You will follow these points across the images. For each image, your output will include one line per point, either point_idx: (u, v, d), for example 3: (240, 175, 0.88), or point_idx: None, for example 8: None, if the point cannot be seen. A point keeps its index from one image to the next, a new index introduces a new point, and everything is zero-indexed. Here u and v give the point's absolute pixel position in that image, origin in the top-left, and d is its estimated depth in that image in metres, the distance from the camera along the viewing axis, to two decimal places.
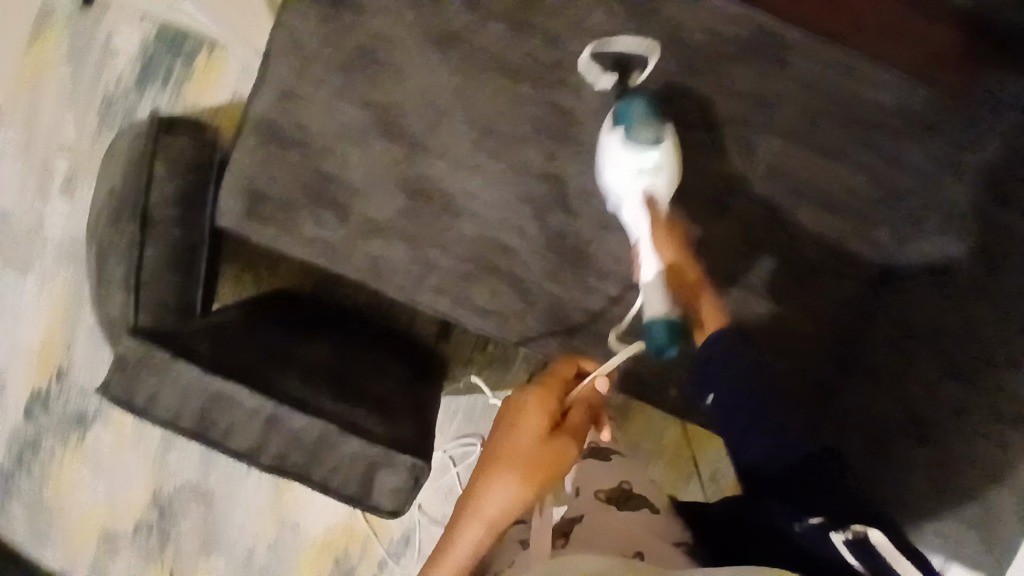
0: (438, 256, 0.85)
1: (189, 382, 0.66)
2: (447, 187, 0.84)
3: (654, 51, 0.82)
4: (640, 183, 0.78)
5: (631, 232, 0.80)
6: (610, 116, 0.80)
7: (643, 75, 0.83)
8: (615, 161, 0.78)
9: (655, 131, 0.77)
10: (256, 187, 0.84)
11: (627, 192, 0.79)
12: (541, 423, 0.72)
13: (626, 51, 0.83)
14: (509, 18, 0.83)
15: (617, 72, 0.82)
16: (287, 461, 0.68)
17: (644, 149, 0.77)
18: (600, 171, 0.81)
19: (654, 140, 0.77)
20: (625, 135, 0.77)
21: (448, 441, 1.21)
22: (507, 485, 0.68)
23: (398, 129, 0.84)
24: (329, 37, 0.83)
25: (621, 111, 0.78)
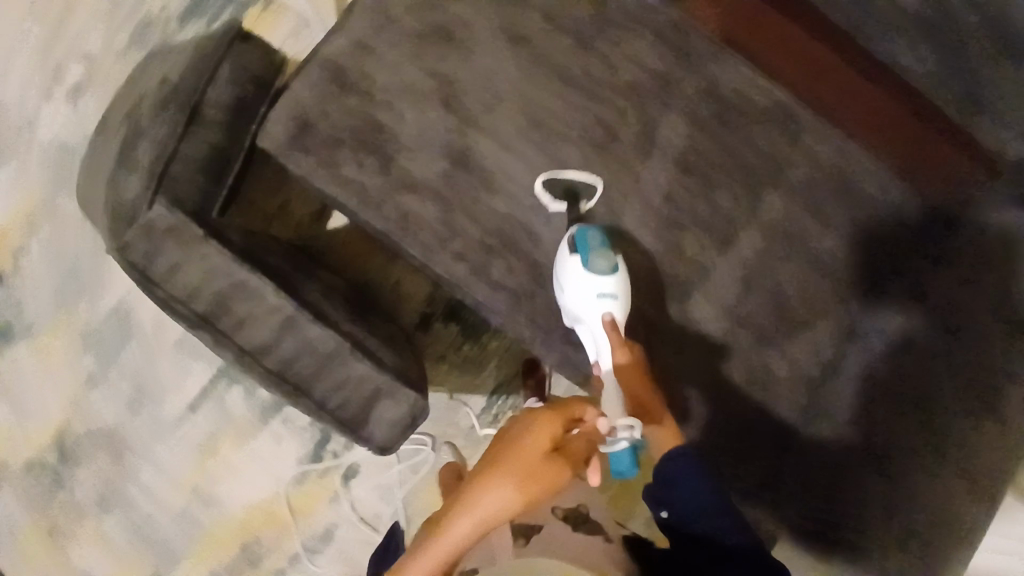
0: (466, 226, 0.87)
1: (216, 264, 0.64)
2: (489, 165, 0.89)
3: (598, 181, 0.90)
4: (600, 307, 0.82)
5: (590, 353, 0.84)
6: (567, 239, 0.85)
7: (591, 204, 0.90)
8: (576, 286, 0.82)
9: (609, 259, 0.83)
10: (307, 118, 0.86)
11: (588, 315, 0.82)
12: (548, 444, 0.69)
13: (578, 183, 0.90)
14: (576, 36, 0.92)
15: (567, 200, 0.90)
16: (294, 368, 0.66)
17: (601, 276, 0.82)
18: (562, 296, 0.85)
19: (610, 267, 0.83)
20: (584, 264, 0.82)
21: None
22: (499, 491, 0.65)
23: (456, 102, 0.89)
24: (413, 8, 0.89)
25: (580, 239, 0.84)
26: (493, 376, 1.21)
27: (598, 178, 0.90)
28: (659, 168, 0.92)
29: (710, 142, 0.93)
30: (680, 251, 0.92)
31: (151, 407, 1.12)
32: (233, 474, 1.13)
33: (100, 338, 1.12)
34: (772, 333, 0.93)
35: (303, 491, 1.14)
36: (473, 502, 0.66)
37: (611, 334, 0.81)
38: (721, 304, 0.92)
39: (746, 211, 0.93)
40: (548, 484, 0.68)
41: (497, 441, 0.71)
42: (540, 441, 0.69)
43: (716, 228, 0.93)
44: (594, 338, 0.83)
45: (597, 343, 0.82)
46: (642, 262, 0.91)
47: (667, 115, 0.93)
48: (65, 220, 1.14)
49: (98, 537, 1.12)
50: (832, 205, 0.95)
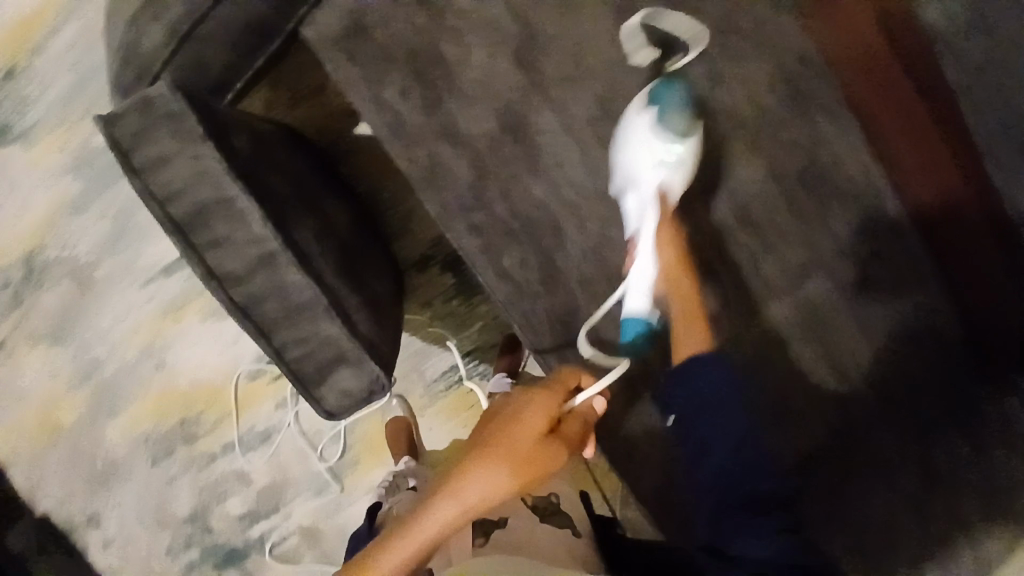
0: (494, 199, 0.79)
1: (205, 171, 0.56)
2: (542, 143, 0.79)
3: (703, 37, 0.77)
4: (659, 174, 0.74)
5: (628, 227, 0.77)
6: (644, 93, 0.75)
7: (682, 62, 0.78)
8: (641, 143, 0.74)
9: (685, 122, 0.74)
10: (364, 21, 0.75)
11: (643, 181, 0.75)
12: (541, 423, 0.65)
13: (672, 31, 0.78)
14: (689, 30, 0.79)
15: (659, 48, 0.78)
16: (259, 308, 0.60)
17: (671, 139, 0.73)
18: (620, 153, 0.76)
19: (683, 131, 0.74)
20: (655, 122, 0.73)
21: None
22: (489, 475, 0.61)
23: (531, 59, 0.78)
24: None
25: (658, 93, 0.74)
26: (471, 339, 1.16)
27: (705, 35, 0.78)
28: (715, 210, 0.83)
29: None
30: None
31: (128, 253, 1.08)
32: (190, 344, 1.11)
33: (92, 163, 1.05)
34: None
35: (252, 386, 1.13)
36: (460, 482, 0.62)
37: (665, 207, 0.75)
38: None
39: None
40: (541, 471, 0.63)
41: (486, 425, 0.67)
42: (532, 426, 0.65)
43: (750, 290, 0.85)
44: (640, 212, 0.76)
45: (643, 215, 0.75)
46: None
47: None
48: (91, 24, 1.04)
49: (44, 364, 1.10)
50: None
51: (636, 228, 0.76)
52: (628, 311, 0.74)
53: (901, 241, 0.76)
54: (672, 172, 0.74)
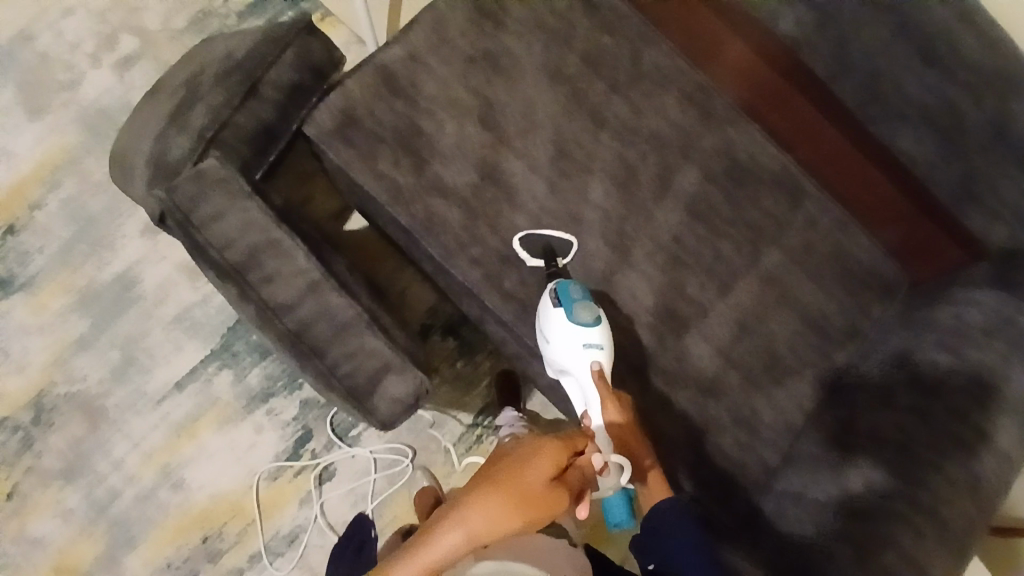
0: (486, 234, 0.92)
1: (254, 220, 0.67)
2: (517, 184, 0.94)
3: (571, 236, 0.94)
4: (587, 360, 0.85)
5: (579, 402, 0.88)
6: (549, 293, 0.88)
7: (568, 258, 0.93)
8: (562, 338, 0.85)
9: (592, 312, 0.86)
10: (353, 114, 0.91)
11: (575, 367, 0.86)
12: (551, 471, 0.72)
13: (553, 238, 0.94)
14: (610, 82, 1.00)
15: (545, 254, 0.92)
16: (310, 331, 0.67)
17: (586, 329, 0.85)
18: (551, 353, 0.87)
19: (594, 318, 0.86)
20: (567, 314, 0.85)
21: (384, 443, 1.17)
22: (499, 513, 0.68)
23: (493, 122, 0.95)
24: (468, 32, 0.97)
25: (562, 290, 0.87)
26: (480, 396, 1.22)
27: (572, 238, 0.94)
28: (671, 212, 0.98)
29: (720, 193, 1.00)
30: (684, 289, 0.96)
31: (138, 378, 1.11)
32: (204, 458, 1.11)
33: (100, 300, 1.13)
34: (762, 379, 0.95)
35: (274, 487, 1.12)
36: (472, 512, 0.68)
37: (600, 386, 0.85)
38: (718, 347, 0.95)
39: (748, 262, 0.98)
40: (545, 513, 0.70)
41: (500, 461, 0.73)
42: (541, 471, 0.71)
43: (720, 272, 0.97)
44: (581, 391, 0.87)
45: (586, 395, 0.86)
46: (647, 294, 0.95)
47: (683, 163, 1.00)
48: (92, 180, 1.17)
49: (55, 510, 1.06)
50: (832, 270, 1.00)
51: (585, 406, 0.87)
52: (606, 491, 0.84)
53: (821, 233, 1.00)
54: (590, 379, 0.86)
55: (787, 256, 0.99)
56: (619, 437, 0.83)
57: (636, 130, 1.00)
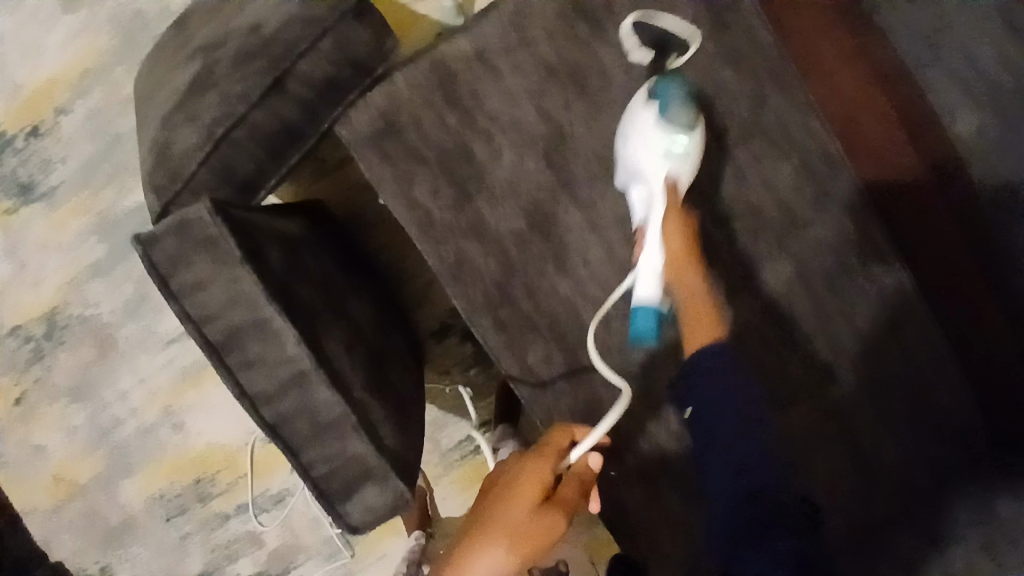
0: (520, 295, 0.79)
1: (241, 293, 0.57)
2: (569, 242, 0.79)
3: (696, 38, 0.78)
4: (665, 165, 0.73)
5: (636, 217, 0.77)
6: (644, 91, 0.76)
7: (681, 59, 0.79)
8: (643, 135, 0.74)
9: (689, 116, 0.74)
10: (395, 121, 0.76)
11: (649, 171, 0.74)
12: (531, 497, 0.70)
13: (668, 31, 0.79)
14: (717, 133, 0.80)
15: (655, 48, 0.78)
16: (289, 426, 0.60)
17: (675, 134, 0.73)
18: (624, 151, 0.76)
19: (688, 124, 0.74)
20: (661, 109, 0.74)
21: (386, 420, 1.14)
22: (491, 555, 0.68)
23: (560, 159, 0.78)
24: (554, 37, 0.78)
25: (659, 89, 0.74)
26: (488, 409, 1.16)
27: (697, 29, 0.79)
28: None
29: None
30: None
31: (148, 316, 1.08)
32: (205, 407, 1.10)
33: (118, 228, 1.07)
34: None
35: (265, 450, 1.11)
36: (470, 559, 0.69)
37: (671, 198, 0.74)
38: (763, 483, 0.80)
39: None
40: (538, 542, 0.69)
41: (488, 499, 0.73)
42: (526, 499, 0.70)
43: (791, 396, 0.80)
44: (646, 200, 0.75)
45: (650, 207, 0.74)
46: None
47: None
48: (122, 93, 1.06)
49: (61, 424, 1.10)
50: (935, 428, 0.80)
51: (643, 216, 0.75)
52: (639, 300, 0.73)
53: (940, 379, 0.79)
54: (657, 182, 0.74)
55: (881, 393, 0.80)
56: (677, 253, 0.72)
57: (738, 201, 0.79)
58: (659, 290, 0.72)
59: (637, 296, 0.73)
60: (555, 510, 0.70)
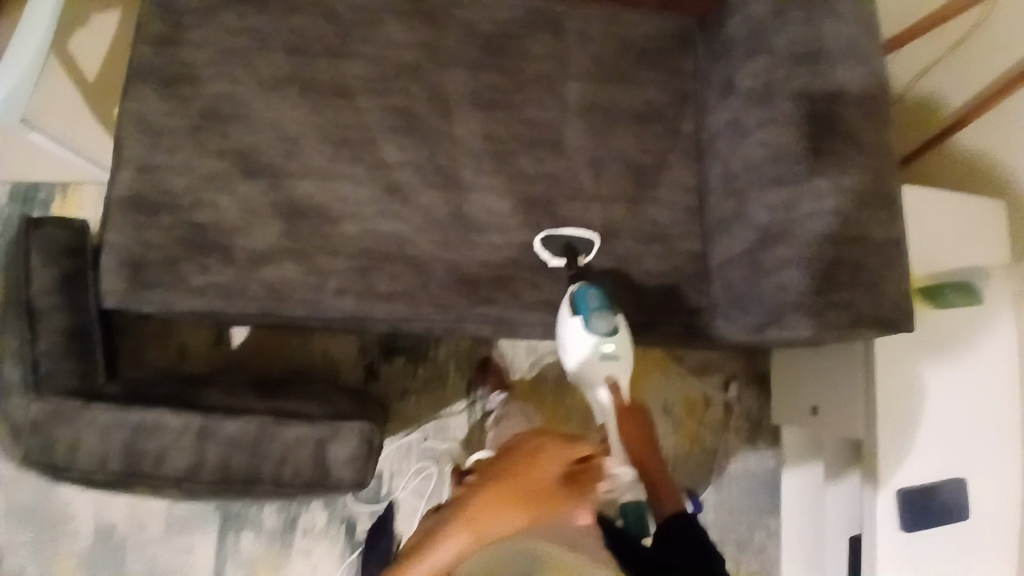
0: (330, 262, 0.89)
1: (107, 423, 0.65)
2: (320, 201, 0.91)
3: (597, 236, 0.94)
4: (603, 369, 0.82)
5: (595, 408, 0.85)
6: (569, 301, 0.86)
7: (587, 257, 0.94)
8: (576, 344, 0.83)
9: (610, 321, 0.83)
10: (136, 257, 0.86)
11: (589, 375, 0.83)
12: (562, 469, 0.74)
13: (573, 233, 0.94)
14: (329, 53, 0.96)
15: (564, 250, 0.93)
16: (232, 467, 0.67)
17: (601, 341, 0.82)
18: (563, 353, 0.85)
19: (613, 327, 0.83)
20: (586, 322, 0.83)
21: (388, 445, 1.18)
22: (509, 521, 0.66)
23: (258, 167, 0.91)
24: (174, 112, 0.92)
25: (580, 298, 0.84)
26: (458, 378, 1.21)
27: (592, 236, 0.94)
28: (466, 118, 0.97)
29: (491, 71, 0.99)
30: (524, 173, 0.96)
31: None
32: None
33: (96, 566, 1.08)
34: (635, 179, 0.98)
35: None
36: (477, 526, 0.66)
37: (610, 395, 0.84)
38: (597, 201, 0.97)
39: (557, 108, 0.99)
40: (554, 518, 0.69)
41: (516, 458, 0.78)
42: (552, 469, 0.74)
43: (544, 136, 0.98)
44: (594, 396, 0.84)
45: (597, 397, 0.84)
46: (499, 203, 0.94)
47: (444, 72, 0.98)
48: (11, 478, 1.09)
49: None
50: (634, 69, 1.01)
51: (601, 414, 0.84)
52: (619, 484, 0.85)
53: (599, 36, 1.01)
54: (580, 369, 0.83)
55: (587, 77, 1.00)
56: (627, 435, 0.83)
57: (384, 75, 0.96)
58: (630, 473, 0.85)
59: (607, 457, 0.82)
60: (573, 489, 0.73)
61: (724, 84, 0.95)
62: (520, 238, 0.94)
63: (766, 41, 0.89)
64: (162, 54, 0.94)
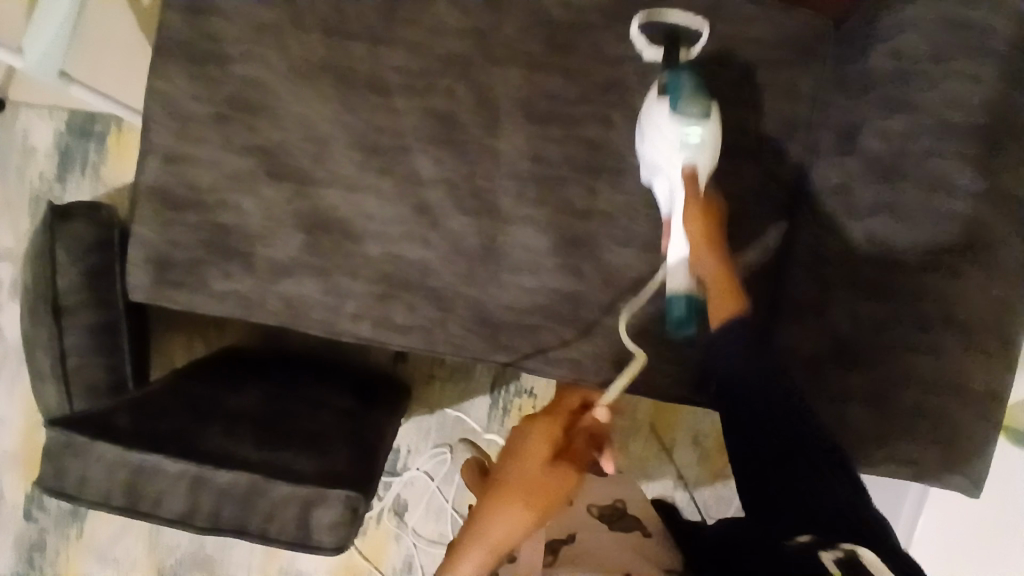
0: (348, 283, 0.84)
1: (113, 459, 0.67)
2: (343, 213, 0.84)
3: (706, 25, 0.78)
4: (681, 156, 0.73)
5: (664, 207, 0.76)
6: (656, 86, 0.76)
7: (694, 48, 0.78)
8: (657, 129, 0.74)
9: (701, 107, 0.73)
10: (160, 254, 0.85)
11: (667, 164, 0.74)
12: (546, 452, 0.75)
13: (680, 24, 0.79)
14: (370, 35, 0.83)
15: (666, 42, 0.79)
16: (222, 516, 0.69)
17: (686, 123, 0.72)
18: (643, 148, 0.76)
19: (699, 114, 0.73)
20: (673, 105, 0.73)
21: (409, 425, 1.20)
22: (511, 513, 0.71)
23: (283, 169, 0.83)
24: (199, 93, 0.83)
25: (671, 82, 0.74)
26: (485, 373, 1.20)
27: (706, 24, 0.78)
28: (515, 131, 0.83)
29: (554, 73, 0.83)
30: (572, 206, 0.83)
31: None
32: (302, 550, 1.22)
33: None
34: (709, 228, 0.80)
35: (368, 539, 1.20)
36: (485, 527, 0.71)
37: (687, 187, 0.73)
38: (650, 248, 0.83)
39: (626, 129, 0.83)
40: (559, 493, 0.73)
41: (502, 460, 0.77)
42: (538, 455, 0.75)
43: (603, 161, 0.83)
44: (669, 193, 0.75)
45: (672, 193, 0.74)
46: (538, 239, 0.83)
47: (499, 70, 0.83)
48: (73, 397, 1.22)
49: None
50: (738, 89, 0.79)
51: (669, 211, 0.75)
52: (672, 287, 0.73)
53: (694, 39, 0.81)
54: (653, 150, 0.74)
55: None
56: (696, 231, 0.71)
57: (429, 68, 0.83)
58: (688, 276, 0.72)
59: (670, 285, 0.73)
60: (569, 464, 0.75)
61: (844, 130, 0.76)
62: (555, 283, 0.83)
63: (909, 95, 0.71)
64: (189, 22, 0.83)
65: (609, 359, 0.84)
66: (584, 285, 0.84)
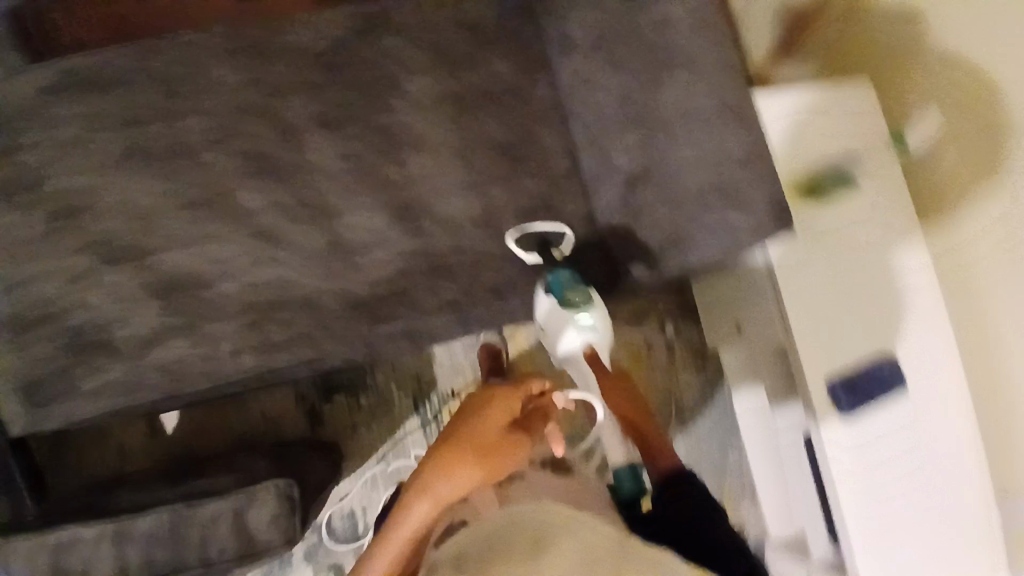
0: (217, 326, 0.87)
1: (28, 548, 0.65)
2: (192, 267, 0.89)
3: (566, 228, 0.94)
4: (581, 341, 0.84)
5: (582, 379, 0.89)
6: (541, 286, 0.89)
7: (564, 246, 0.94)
8: (553, 320, 0.86)
9: (580, 297, 0.85)
10: (22, 378, 0.84)
11: (573, 352, 0.86)
12: (504, 416, 0.71)
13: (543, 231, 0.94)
14: (161, 115, 0.92)
15: (541, 249, 0.94)
16: (156, 560, 0.67)
17: (574, 316, 0.84)
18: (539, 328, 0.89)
19: (585, 304, 0.85)
20: (557, 295, 0.86)
21: (353, 482, 1.15)
22: (463, 473, 0.66)
23: (122, 252, 0.88)
24: (17, 220, 0.88)
25: (551, 282, 0.87)
26: (404, 396, 1.18)
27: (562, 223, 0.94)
28: (319, 143, 0.94)
29: (333, 87, 0.95)
30: (391, 181, 0.94)
31: None
32: None
33: None
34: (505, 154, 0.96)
35: None
36: (435, 485, 0.66)
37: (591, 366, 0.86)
38: (471, 188, 0.95)
39: (409, 106, 0.96)
40: (511, 459, 0.67)
41: (457, 422, 0.72)
42: (496, 417, 0.71)
43: (401, 137, 0.95)
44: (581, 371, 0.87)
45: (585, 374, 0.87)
46: (375, 218, 0.93)
47: (286, 102, 0.94)
48: None
49: None
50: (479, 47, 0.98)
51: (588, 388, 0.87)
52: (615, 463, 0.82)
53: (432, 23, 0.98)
54: (554, 343, 0.87)
55: (430, 68, 0.97)
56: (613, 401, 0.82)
57: (224, 121, 0.93)
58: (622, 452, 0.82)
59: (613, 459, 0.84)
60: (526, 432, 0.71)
61: (561, 41, 0.96)
62: (404, 248, 0.92)
63: None
64: None
65: (477, 290, 0.93)
66: (430, 239, 0.93)
